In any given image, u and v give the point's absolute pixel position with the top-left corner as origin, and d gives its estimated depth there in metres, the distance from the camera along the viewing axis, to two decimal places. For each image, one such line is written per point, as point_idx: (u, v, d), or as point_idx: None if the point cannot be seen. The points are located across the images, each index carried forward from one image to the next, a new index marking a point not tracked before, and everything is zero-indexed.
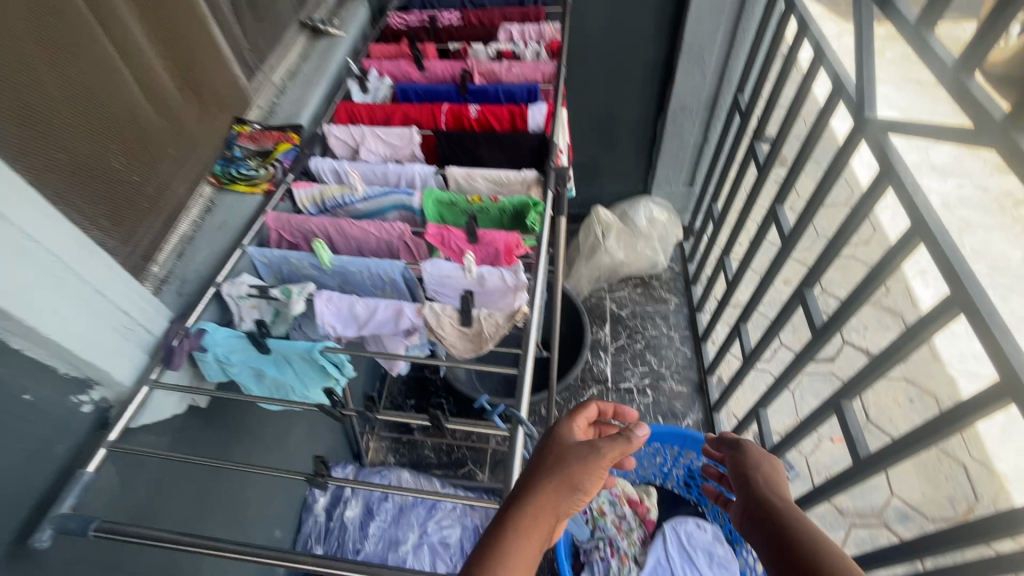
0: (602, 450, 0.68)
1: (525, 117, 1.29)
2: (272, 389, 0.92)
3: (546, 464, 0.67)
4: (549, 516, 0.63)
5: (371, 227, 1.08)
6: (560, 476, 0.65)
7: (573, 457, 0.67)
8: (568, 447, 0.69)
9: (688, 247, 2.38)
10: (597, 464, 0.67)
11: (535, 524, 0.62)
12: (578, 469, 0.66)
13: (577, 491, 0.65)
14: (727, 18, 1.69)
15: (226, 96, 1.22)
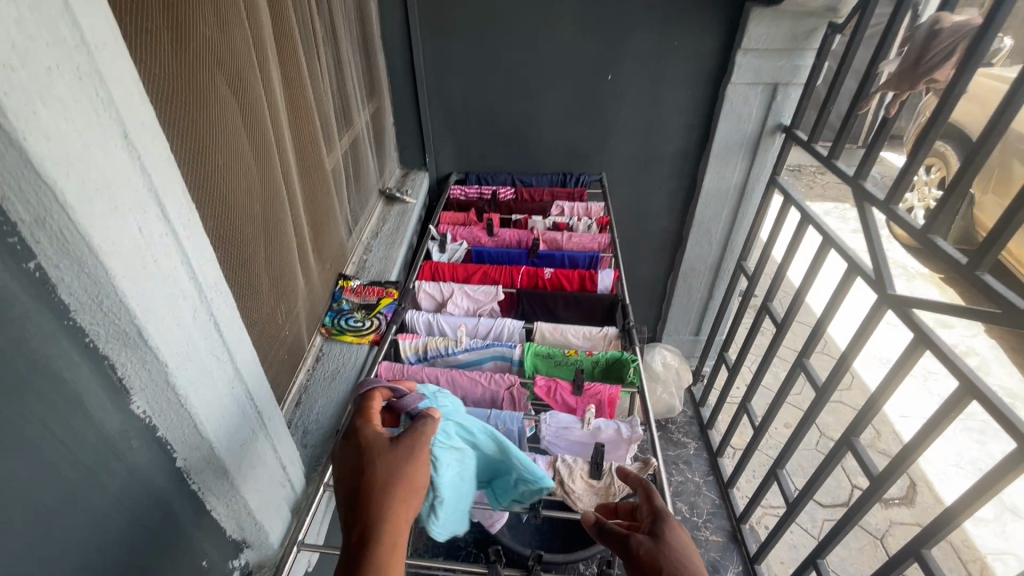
0: (421, 437, 0.68)
1: (594, 280, 1.49)
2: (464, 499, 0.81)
3: (371, 487, 0.63)
4: (408, 526, 0.62)
5: (481, 378, 1.15)
6: (398, 474, 0.64)
7: (401, 460, 0.66)
8: (381, 448, 0.67)
9: (699, 392, 2.51)
10: (420, 456, 0.68)
11: (400, 523, 0.61)
12: (411, 466, 0.66)
13: (384, 493, 0.63)
14: (729, 203, 2.06)
15: (334, 255, 1.34)
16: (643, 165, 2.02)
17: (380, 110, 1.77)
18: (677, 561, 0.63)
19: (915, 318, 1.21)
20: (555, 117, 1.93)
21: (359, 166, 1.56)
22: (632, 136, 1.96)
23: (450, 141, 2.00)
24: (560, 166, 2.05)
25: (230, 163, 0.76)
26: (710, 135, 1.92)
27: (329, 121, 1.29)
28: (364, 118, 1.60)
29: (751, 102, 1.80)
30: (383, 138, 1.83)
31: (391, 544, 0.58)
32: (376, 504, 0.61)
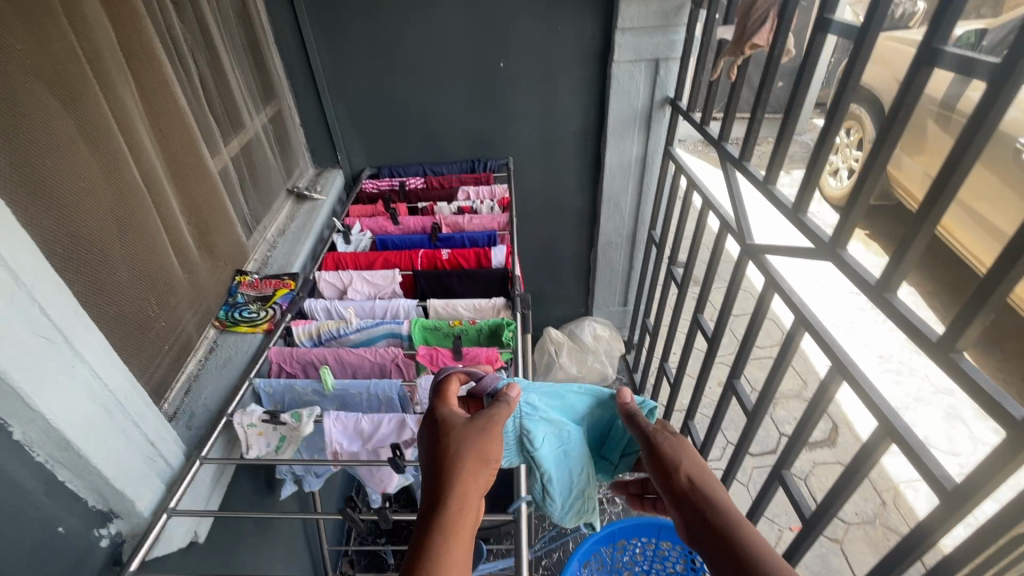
0: (494, 419, 0.75)
1: (489, 257, 1.57)
2: (565, 471, 0.90)
3: (449, 463, 0.69)
4: (477, 498, 0.69)
5: (367, 353, 1.23)
6: (471, 453, 0.70)
7: (475, 439, 0.72)
8: (458, 427, 0.74)
9: (632, 360, 2.63)
10: (491, 434, 0.74)
11: (470, 494, 0.68)
12: (480, 444, 0.72)
13: (455, 468, 0.70)
14: (633, 176, 2.16)
15: (230, 252, 1.41)
16: (548, 146, 2.11)
17: (281, 112, 1.83)
18: (693, 464, 0.71)
19: (766, 264, 1.33)
20: (457, 106, 2.01)
21: (257, 167, 1.62)
22: (533, 119, 2.05)
23: (359, 138, 2.07)
24: (469, 153, 2.13)
25: (56, 163, 0.81)
26: (605, 113, 2.02)
27: (210, 125, 1.35)
28: (260, 121, 1.66)
29: (637, 78, 1.90)
30: (288, 139, 1.89)
31: (457, 513, 0.65)
32: (450, 477, 0.68)
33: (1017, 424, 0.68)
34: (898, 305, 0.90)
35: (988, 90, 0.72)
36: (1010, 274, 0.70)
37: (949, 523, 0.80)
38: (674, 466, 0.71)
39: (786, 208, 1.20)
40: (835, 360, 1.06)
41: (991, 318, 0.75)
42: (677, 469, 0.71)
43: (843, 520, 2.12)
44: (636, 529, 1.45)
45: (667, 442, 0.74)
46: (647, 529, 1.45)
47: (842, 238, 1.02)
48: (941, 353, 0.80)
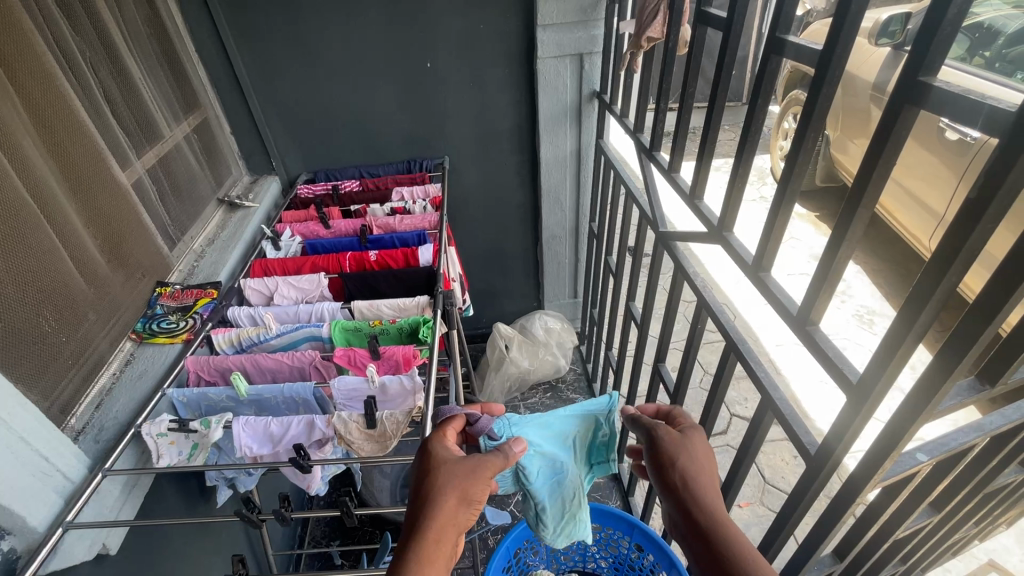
0: (483, 463, 0.80)
1: (416, 256, 1.60)
2: (556, 499, 1.02)
3: (432, 492, 0.75)
4: (451, 535, 0.74)
5: (285, 357, 1.24)
6: (453, 487, 0.76)
7: (461, 476, 0.78)
8: (451, 458, 0.80)
9: (585, 350, 2.67)
10: (477, 477, 0.79)
11: (445, 530, 0.73)
12: (467, 480, 0.78)
13: (439, 494, 0.75)
14: (570, 169, 2.20)
15: (150, 264, 1.40)
16: (483, 144, 2.14)
17: (206, 121, 1.82)
18: (693, 463, 0.81)
19: (676, 250, 1.37)
20: (388, 108, 2.02)
21: (180, 178, 1.62)
22: (465, 118, 2.07)
23: (293, 144, 2.07)
24: (406, 154, 2.14)
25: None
26: (535, 109, 2.05)
27: (118, 138, 1.34)
28: (181, 131, 1.65)
29: (562, 73, 1.94)
30: (217, 148, 1.88)
31: (432, 540, 0.71)
32: (430, 506, 0.74)
33: (852, 386, 0.72)
34: (772, 282, 0.95)
35: (817, 74, 0.76)
36: (841, 246, 0.75)
37: (815, 484, 0.85)
38: (671, 461, 0.81)
39: (685, 194, 1.24)
40: (729, 338, 1.10)
41: (839, 287, 0.79)
42: (674, 466, 0.81)
43: (789, 494, 2.20)
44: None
45: (670, 437, 0.84)
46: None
47: (727, 220, 1.07)
48: (799, 324, 0.85)
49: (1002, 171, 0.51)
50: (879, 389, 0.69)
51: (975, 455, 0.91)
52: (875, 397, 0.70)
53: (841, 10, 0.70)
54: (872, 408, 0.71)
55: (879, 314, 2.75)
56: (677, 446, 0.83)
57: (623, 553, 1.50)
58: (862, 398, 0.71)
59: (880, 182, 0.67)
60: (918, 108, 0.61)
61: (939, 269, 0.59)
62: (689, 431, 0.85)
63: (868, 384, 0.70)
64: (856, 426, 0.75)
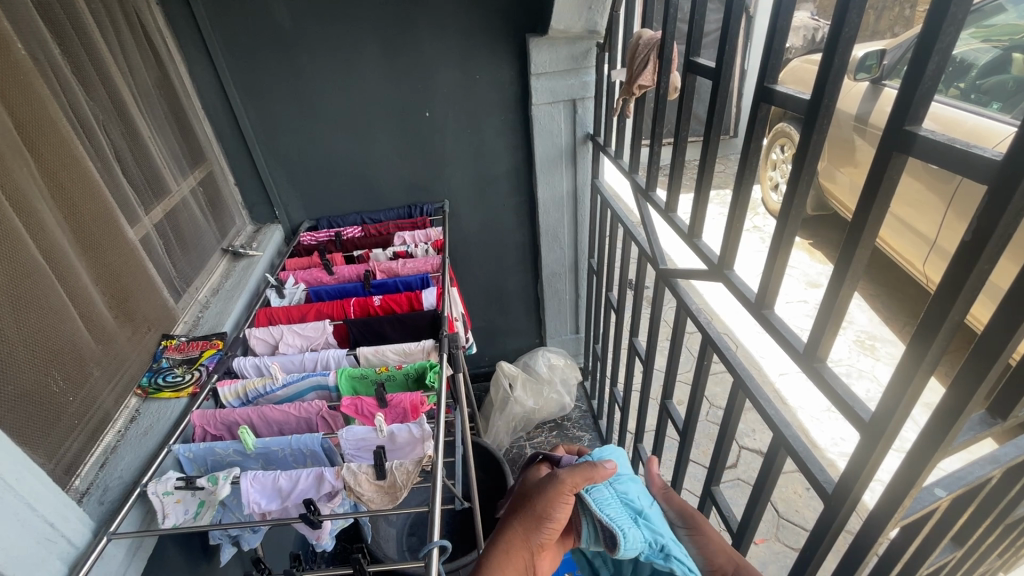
0: (564, 479, 0.80)
1: (420, 300, 1.61)
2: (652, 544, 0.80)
3: (516, 509, 0.83)
4: (522, 551, 0.79)
5: (291, 408, 1.24)
6: (531, 507, 0.80)
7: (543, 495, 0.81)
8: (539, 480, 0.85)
9: (589, 386, 2.66)
10: (561, 496, 0.80)
11: (515, 546, 0.79)
12: (547, 503, 0.80)
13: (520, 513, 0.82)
14: (567, 208, 2.25)
15: (156, 317, 1.41)
16: (482, 186, 2.19)
17: (211, 174, 1.87)
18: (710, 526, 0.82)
19: (677, 286, 1.40)
20: (389, 156, 2.08)
21: (186, 231, 1.64)
22: (464, 162, 2.13)
23: (297, 192, 2.11)
24: (406, 198, 2.19)
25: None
26: (532, 151, 2.11)
27: (126, 195, 1.37)
28: (187, 185, 1.69)
29: (557, 118, 2.01)
30: (221, 200, 1.92)
31: (501, 552, 0.78)
32: (509, 520, 0.82)
33: (865, 424, 0.73)
34: (776, 319, 0.96)
35: (806, 123, 0.80)
36: (843, 285, 0.77)
37: (834, 524, 0.84)
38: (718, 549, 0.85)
39: (682, 232, 1.27)
40: (735, 374, 1.10)
41: (844, 324, 0.80)
42: None
43: (805, 528, 2.16)
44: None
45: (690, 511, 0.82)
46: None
47: (727, 257, 1.09)
48: (806, 361, 0.86)
49: (994, 212, 0.53)
50: (893, 425, 0.69)
51: (990, 486, 0.90)
52: (891, 433, 0.70)
53: (827, 59, 0.74)
54: (888, 443, 0.71)
55: (880, 338, 2.76)
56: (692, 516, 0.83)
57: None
58: (876, 435, 0.72)
59: (875, 220, 0.69)
60: (905, 155, 0.64)
61: (941, 309, 0.61)
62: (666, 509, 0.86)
63: (883, 417, 0.70)
64: (872, 464, 0.74)
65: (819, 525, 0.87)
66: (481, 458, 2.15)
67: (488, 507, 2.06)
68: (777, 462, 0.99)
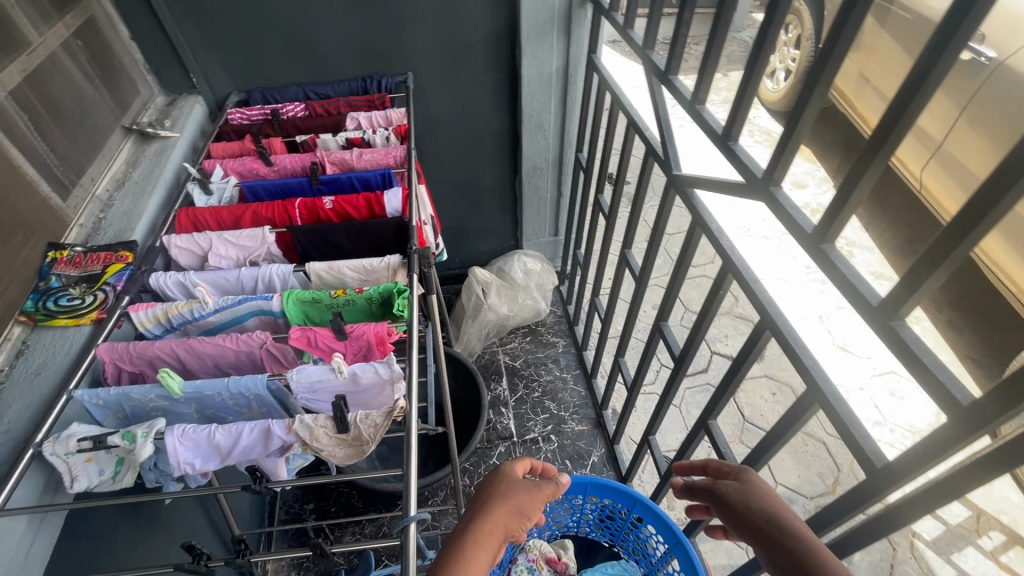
0: (540, 484, 0.85)
1: (382, 202, 1.33)
2: None
3: (495, 493, 0.81)
4: (499, 535, 0.76)
5: (226, 342, 1.00)
6: (510, 498, 0.80)
7: (518, 489, 0.83)
8: (512, 477, 0.85)
9: (566, 290, 2.52)
10: (536, 498, 0.84)
11: (491, 533, 0.75)
12: (524, 498, 0.82)
13: (496, 497, 0.81)
14: (555, 89, 1.89)
15: (36, 220, 1.09)
16: (454, 57, 1.79)
17: (92, 23, 1.40)
18: (759, 495, 0.78)
19: (692, 198, 1.17)
20: (335, 9, 1.63)
21: (65, 102, 1.24)
22: (432, 23, 1.70)
23: (218, 54, 1.66)
24: (360, 69, 1.77)
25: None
26: (517, 13, 1.70)
27: None
28: (56, 38, 1.25)
29: None
30: (114, 60, 1.47)
31: (484, 530, 0.75)
32: (489, 502, 0.79)
33: (962, 407, 0.58)
34: (836, 258, 0.78)
35: None
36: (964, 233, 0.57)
37: (874, 495, 0.74)
38: (762, 505, 0.76)
39: (714, 133, 1.02)
40: (764, 311, 0.94)
41: (946, 276, 0.62)
42: (751, 509, 0.77)
43: (768, 431, 2.22)
44: (566, 491, 1.51)
45: (732, 488, 0.81)
46: (575, 491, 1.50)
47: (775, 171, 0.87)
48: (880, 317, 0.69)
49: None
50: (1006, 416, 0.54)
51: None
52: (996, 422, 0.56)
53: None
54: (991, 434, 0.57)
55: None
56: (743, 489, 0.80)
57: (620, 522, 1.53)
58: (974, 420, 0.57)
59: None
60: None
61: None
62: (733, 473, 0.84)
63: (993, 406, 0.55)
64: (954, 449, 0.61)
65: (857, 493, 0.77)
66: (453, 368, 2.03)
67: (460, 416, 1.99)
68: (807, 414, 0.87)
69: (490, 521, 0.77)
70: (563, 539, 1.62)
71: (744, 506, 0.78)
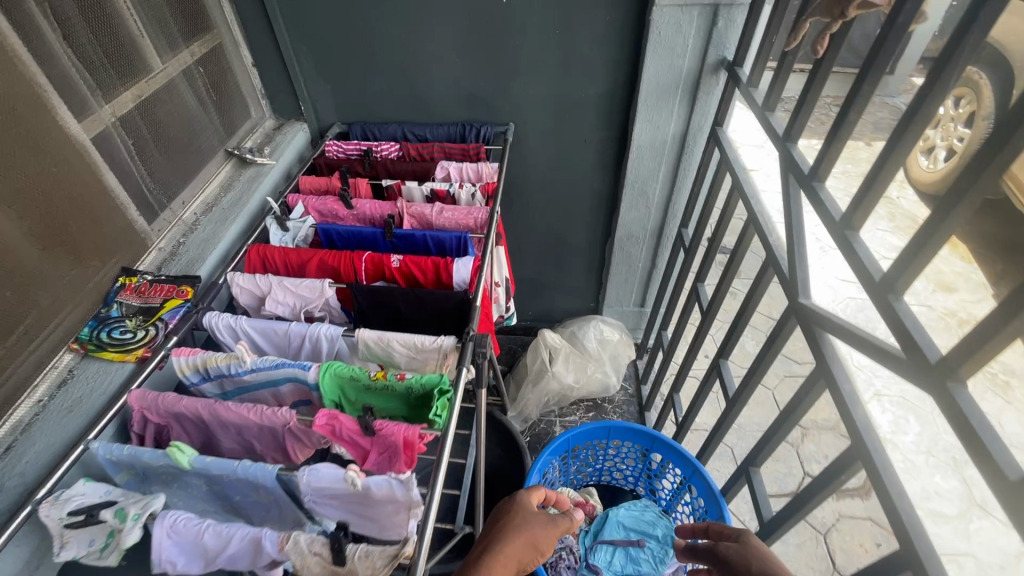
0: (556, 519, 0.87)
1: (451, 270, 1.21)
2: None
3: (511, 526, 0.84)
4: (513, 567, 0.80)
5: (249, 412, 0.92)
6: (525, 530, 0.83)
7: (533, 521, 0.86)
8: (528, 508, 0.89)
9: (643, 367, 2.27)
10: (550, 531, 0.86)
11: (506, 563, 0.79)
12: (537, 530, 0.84)
13: (512, 530, 0.84)
14: (668, 157, 1.69)
15: (116, 245, 1.10)
16: (562, 112, 1.66)
17: (218, 50, 1.45)
18: (762, 555, 0.71)
19: (820, 340, 0.93)
20: (446, 54, 1.57)
21: (172, 127, 1.27)
22: (543, 76, 1.58)
23: (329, 86, 1.67)
24: (462, 114, 1.70)
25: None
26: (638, 74, 1.54)
27: (70, 74, 1.00)
28: (178, 64, 1.29)
29: (685, 29, 1.40)
30: (231, 86, 1.51)
31: (497, 561, 0.78)
32: (503, 536, 0.82)
33: None
34: None
35: None
36: None
37: None
38: (762, 565, 0.70)
39: (870, 276, 0.78)
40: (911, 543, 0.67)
41: None
42: (750, 568, 0.70)
43: None
44: (590, 434, 1.63)
45: (732, 547, 0.73)
46: (600, 434, 1.62)
47: (964, 363, 0.62)
48: None
49: None
50: None
51: None
52: None
53: None
54: None
55: None
56: (743, 550, 0.73)
57: (637, 464, 1.66)
58: None
59: None
60: None
61: None
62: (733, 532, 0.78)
63: None
64: None
65: None
66: (503, 437, 1.87)
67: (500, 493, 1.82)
68: None
69: (504, 555, 0.80)
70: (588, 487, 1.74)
71: (743, 563, 0.71)
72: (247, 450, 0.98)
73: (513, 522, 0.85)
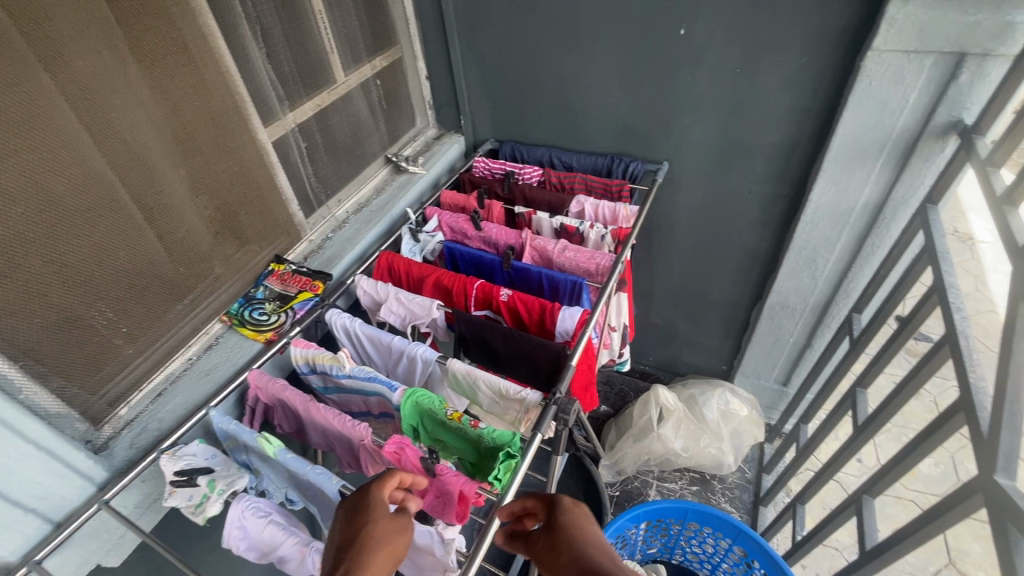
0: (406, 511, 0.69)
1: (557, 317, 1.15)
2: None
3: (357, 548, 0.63)
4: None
5: (334, 418, 0.97)
6: (379, 550, 0.63)
7: (384, 529, 0.66)
8: (379, 512, 0.68)
9: (769, 454, 1.96)
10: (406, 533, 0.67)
11: None
12: (394, 535, 0.66)
13: (362, 549, 0.63)
14: (852, 226, 1.40)
15: (274, 234, 1.26)
16: (727, 157, 1.47)
17: (396, 65, 1.57)
18: (575, 537, 0.66)
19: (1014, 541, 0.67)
20: (608, 83, 1.49)
21: (343, 133, 1.41)
22: (712, 116, 1.42)
23: (489, 104, 1.71)
24: (614, 146, 1.61)
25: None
26: (832, 126, 1.28)
27: (266, 87, 1.15)
28: (358, 77, 1.42)
29: (907, 82, 1.13)
30: (402, 98, 1.63)
31: None
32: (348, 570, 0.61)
33: None
34: None
35: None
36: None
37: None
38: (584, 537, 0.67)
39: None
40: None
41: None
42: (564, 553, 0.64)
43: None
44: (661, 510, 1.38)
45: (544, 534, 0.69)
46: (673, 512, 1.37)
47: None
48: None
49: None
50: None
51: None
52: None
53: None
54: None
55: None
56: (555, 533, 0.67)
57: (718, 553, 1.37)
58: None
59: None
60: None
61: None
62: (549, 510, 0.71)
63: None
64: None
65: None
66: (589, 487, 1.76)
67: None
68: None
69: None
70: (655, 563, 1.47)
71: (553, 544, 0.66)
72: (328, 448, 1.05)
73: (358, 548, 0.64)
